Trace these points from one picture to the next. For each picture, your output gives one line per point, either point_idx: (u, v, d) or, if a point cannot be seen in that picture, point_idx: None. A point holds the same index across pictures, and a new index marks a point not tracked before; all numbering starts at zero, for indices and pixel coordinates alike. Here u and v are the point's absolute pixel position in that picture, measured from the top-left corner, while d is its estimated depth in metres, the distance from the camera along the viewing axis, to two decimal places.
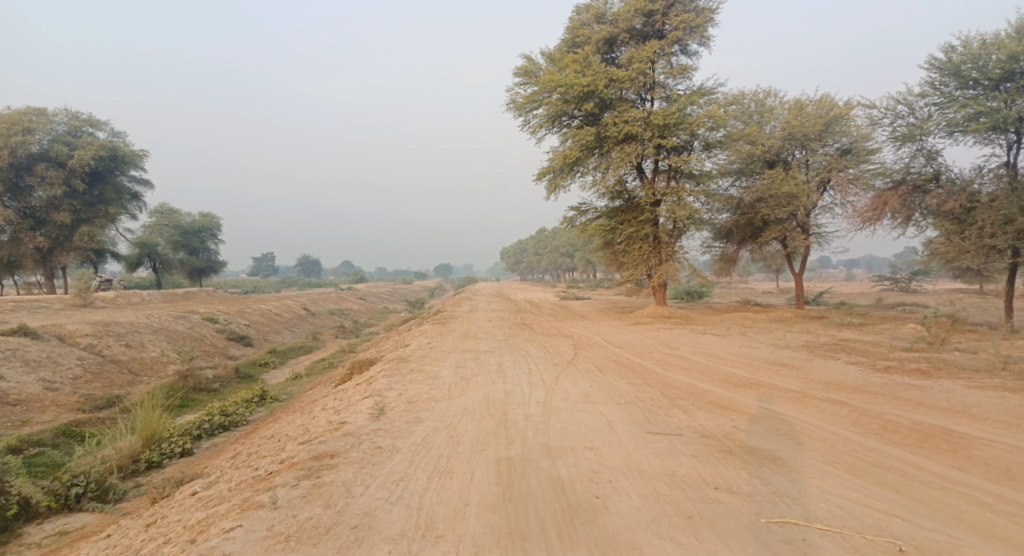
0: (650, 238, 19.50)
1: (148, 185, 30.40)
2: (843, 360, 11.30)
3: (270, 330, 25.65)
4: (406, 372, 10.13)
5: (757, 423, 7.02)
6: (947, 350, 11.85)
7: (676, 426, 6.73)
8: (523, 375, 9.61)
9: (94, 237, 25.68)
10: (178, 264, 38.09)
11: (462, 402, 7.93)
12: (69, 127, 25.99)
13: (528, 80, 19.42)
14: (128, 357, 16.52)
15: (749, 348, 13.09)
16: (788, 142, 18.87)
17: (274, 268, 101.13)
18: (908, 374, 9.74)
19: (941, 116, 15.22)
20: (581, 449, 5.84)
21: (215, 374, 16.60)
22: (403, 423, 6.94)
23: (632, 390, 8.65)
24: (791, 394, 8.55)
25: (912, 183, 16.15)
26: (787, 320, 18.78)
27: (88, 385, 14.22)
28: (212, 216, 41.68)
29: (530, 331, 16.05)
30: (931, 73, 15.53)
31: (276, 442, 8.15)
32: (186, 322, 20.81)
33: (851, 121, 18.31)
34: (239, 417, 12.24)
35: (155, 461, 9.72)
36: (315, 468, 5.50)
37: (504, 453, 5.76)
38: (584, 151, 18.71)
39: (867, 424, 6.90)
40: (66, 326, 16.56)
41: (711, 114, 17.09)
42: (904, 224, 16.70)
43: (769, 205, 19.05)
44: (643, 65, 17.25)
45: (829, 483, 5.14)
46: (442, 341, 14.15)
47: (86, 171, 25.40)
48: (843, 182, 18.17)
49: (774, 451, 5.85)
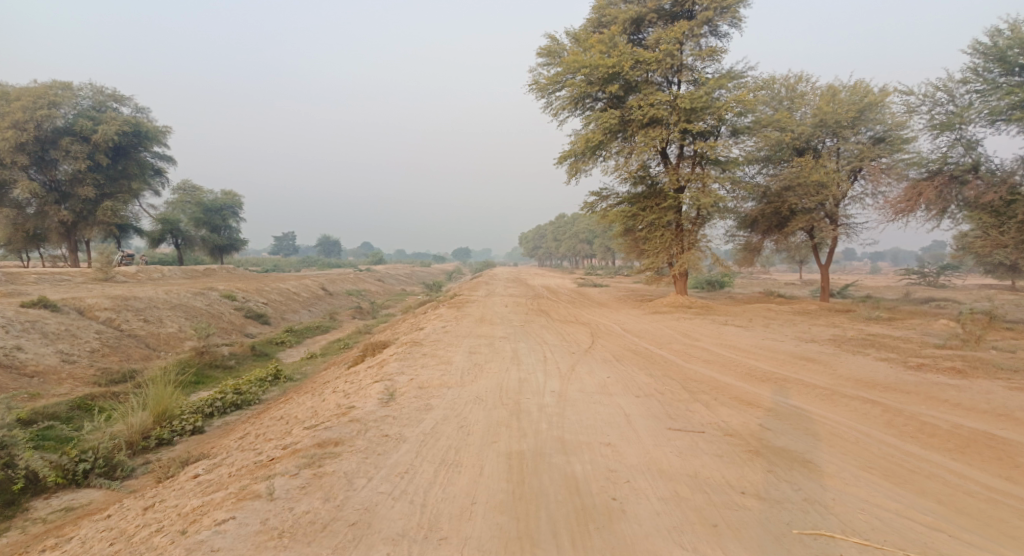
0: (672, 225, 18.98)
1: (171, 162, 30.47)
2: (872, 356, 10.80)
3: (288, 309, 25.68)
4: (418, 356, 9.88)
5: (784, 421, 6.63)
6: (983, 349, 11.26)
7: (698, 422, 6.37)
8: (539, 363, 9.28)
9: (117, 212, 25.81)
10: (200, 241, 38.35)
11: (474, 390, 7.65)
12: (94, 102, 26.01)
13: (552, 61, 18.89)
14: (146, 332, 16.54)
15: (774, 341, 12.62)
16: (819, 129, 18.11)
17: (294, 248, 102.08)
18: (943, 372, 9.22)
19: (983, 104, 14.41)
20: (597, 444, 5.51)
21: (231, 351, 16.56)
22: (412, 411, 6.68)
23: (651, 383, 8.29)
24: (819, 391, 8.12)
25: (949, 174, 15.36)
26: (811, 313, 18.20)
27: (105, 358, 14.24)
28: (234, 194, 41.81)
29: (547, 317, 15.71)
30: (975, 58, 14.70)
31: (284, 425, 7.96)
32: (204, 299, 20.84)
33: (886, 108, 17.52)
34: (252, 396, 12.13)
35: (166, 438, 9.62)
36: (317, 456, 5.27)
37: (516, 447, 5.46)
38: (607, 134, 18.18)
39: (902, 426, 6.47)
40: (87, 299, 16.62)
41: (740, 99, 16.44)
42: (939, 217, 15.95)
43: (797, 195, 18.38)
44: (670, 47, 16.63)
45: (865, 491, 4.75)
46: (457, 325, 13.89)
47: (110, 146, 25.45)
48: (875, 172, 17.41)
49: (804, 454, 5.46)
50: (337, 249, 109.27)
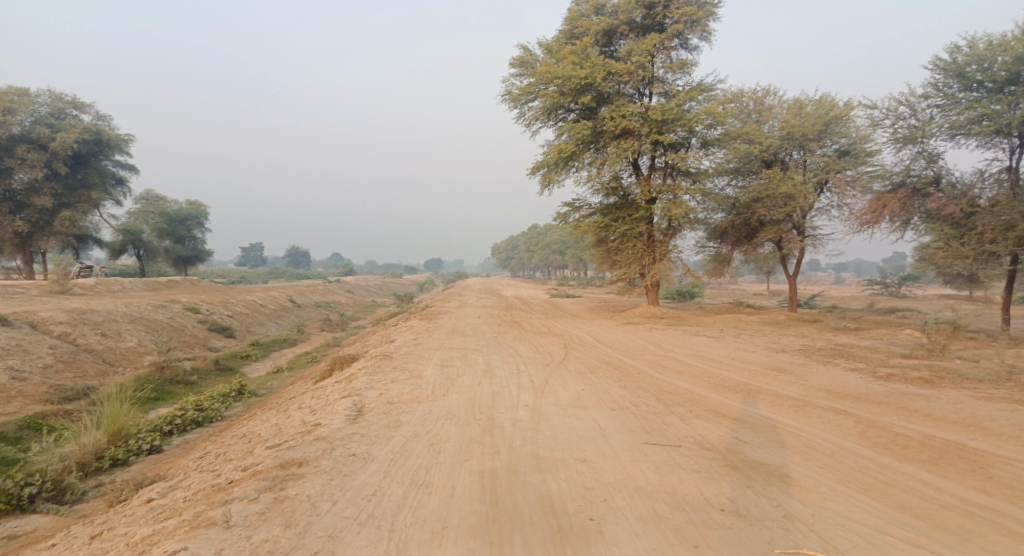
0: (644, 236, 19.07)
1: (134, 171, 29.55)
2: (842, 366, 10.91)
3: (255, 321, 25.00)
4: (388, 370, 9.61)
5: (760, 434, 6.58)
6: (948, 359, 11.49)
7: (674, 436, 6.28)
8: (512, 376, 9.11)
9: (76, 222, 24.85)
10: (164, 252, 37.23)
11: (446, 404, 7.43)
12: (52, 109, 25.11)
13: (525, 71, 18.90)
14: (103, 346, 15.84)
15: (745, 351, 12.69)
16: (786, 141, 18.45)
17: (262, 259, 100.11)
18: (911, 382, 9.36)
19: (944, 118, 14.85)
20: (572, 461, 5.36)
21: (194, 366, 15.97)
22: (380, 428, 6.43)
23: (625, 395, 8.19)
24: (793, 401, 8.13)
25: (912, 186, 15.78)
26: (780, 323, 18.44)
27: (58, 375, 13.54)
28: (200, 204, 40.78)
29: (520, 329, 15.56)
30: (935, 73, 15.19)
31: (246, 444, 7.60)
32: (166, 312, 20.13)
33: (850, 122, 17.97)
34: (214, 412, 11.65)
35: (121, 458, 9.12)
36: (279, 478, 4.99)
37: (489, 465, 5.27)
38: (579, 145, 18.21)
39: (875, 437, 6.49)
40: (40, 313, 15.86)
41: (711, 111, 16.66)
42: (902, 228, 16.35)
43: (766, 206, 18.67)
44: (642, 59, 16.78)
45: (844, 506, 4.69)
46: (428, 337, 13.64)
47: (70, 154, 24.55)
48: (840, 184, 17.79)
49: (781, 468, 5.40)
50: (307, 261, 107.50)
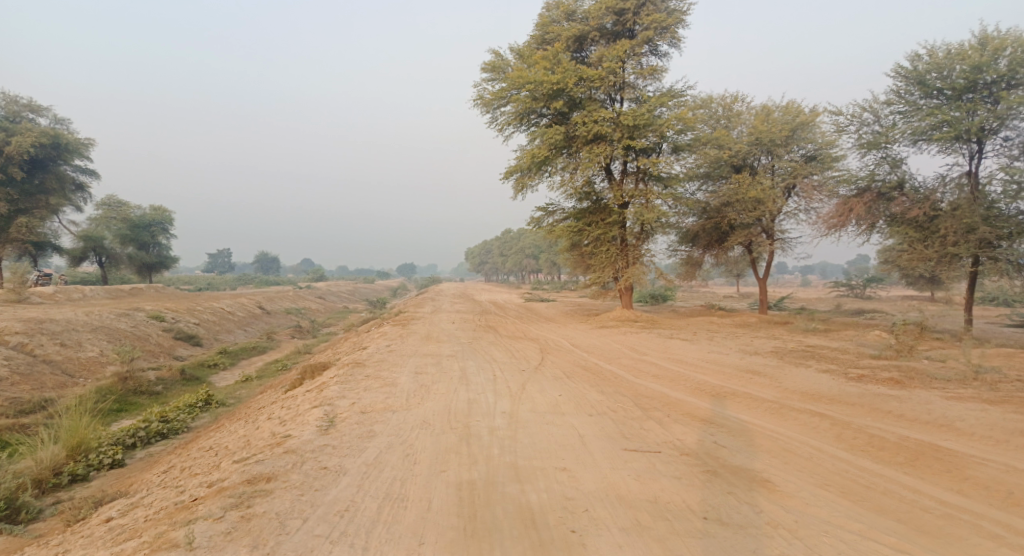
0: (617, 240, 19.14)
1: (95, 175, 28.58)
2: (814, 368, 11.05)
3: (222, 329, 24.35)
4: (361, 378, 9.37)
5: (738, 438, 6.57)
6: (915, 359, 11.73)
7: (652, 441, 6.22)
8: (488, 382, 8.97)
9: (33, 229, 23.90)
10: (127, 259, 36.09)
11: (421, 413, 7.25)
12: (7, 112, 24.14)
13: (496, 76, 18.82)
14: (62, 357, 15.19)
15: (719, 354, 12.77)
16: (754, 147, 18.70)
17: (229, 265, 98.01)
18: (882, 383, 9.50)
19: (906, 124, 15.22)
20: (551, 470, 5.25)
21: (158, 376, 15.41)
22: (353, 439, 6.22)
23: (603, 400, 8.12)
24: (768, 404, 8.17)
25: (877, 190, 16.15)
26: (752, 325, 18.66)
27: (14, 387, 12.91)
28: (164, 210, 39.69)
29: (495, 334, 15.41)
30: (897, 81, 15.58)
31: (212, 457, 7.29)
32: (129, 320, 19.44)
33: (816, 128, 18.34)
34: (179, 424, 11.21)
35: (80, 474, 8.68)
36: (246, 495, 4.76)
37: (466, 476, 5.12)
38: (552, 150, 18.20)
39: (851, 440, 6.55)
40: None
41: (681, 117, 16.80)
42: (868, 231, 16.71)
43: (736, 210, 18.91)
44: (613, 64, 16.86)
45: (826, 511, 4.69)
46: (401, 343, 13.40)
47: (26, 159, 23.61)
48: (808, 188, 18.11)
49: (762, 473, 5.39)
50: (276, 267, 105.60)
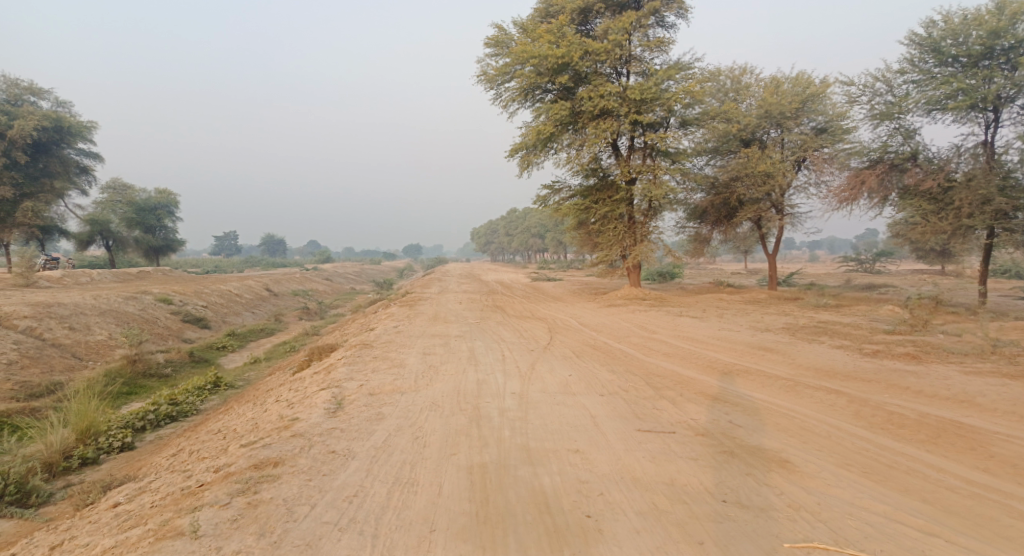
0: (625, 217, 18.87)
1: (98, 159, 28.42)
2: (827, 344, 10.86)
3: (230, 312, 24.36)
4: (368, 359, 9.26)
5: (754, 416, 6.44)
6: (930, 334, 11.52)
7: (666, 421, 6.10)
8: (497, 363, 8.84)
9: (39, 214, 23.84)
10: (134, 242, 36.11)
11: (430, 395, 7.14)
12: (8, 95, 23.92)
13: (500, 51, 18.42)
14: (71, 341, 15.19)
15: (730, 331, 12.59)
16: (764, 120, 18.28)
17: (236, 248, 98.16)
18: (898, 358, 9.32)
19: (920, 94, 14.79)
20: (564, 452, 5.13)
21: (167, 358, 15.41)
22: (362, 422, 6.12)
23: (614, 379, 8.00)
24: (783, 382, 8.01)
25: (890, 162, 15.75)
26: (762, 302, 18.43)
27: (24, 371, 12.92)
28: (169, 193, 39.55)
29: (503, 314, 15.27)
30: (911, 49, 15.11)
31: (221, 441, 7.22)
32: (137, 303, 19.43)
33: (827, 99, 17.89)
34: (189, 407, 11.18)
35: (90, 458, 8.64)
36: (252, 480, 4.67)
37: (477, 459, 5.01)
38: (558, 126, 17.85)
39: (869, 417, 6.41)
40: (3, 308, 15.13)
41: (690, 90, 16.40)
42: (880, 204, 16.36)
43: (745, 185, 18.56)
44: (619, 37, 16.42)
45: (849, 492, 4.58)
46: (409, 324, 13.30)
47: (29, 143, 23.45)
48: (818, 161, 17.71)
49: (780, 452, 5.27)
50: (282, 249, 105.66)
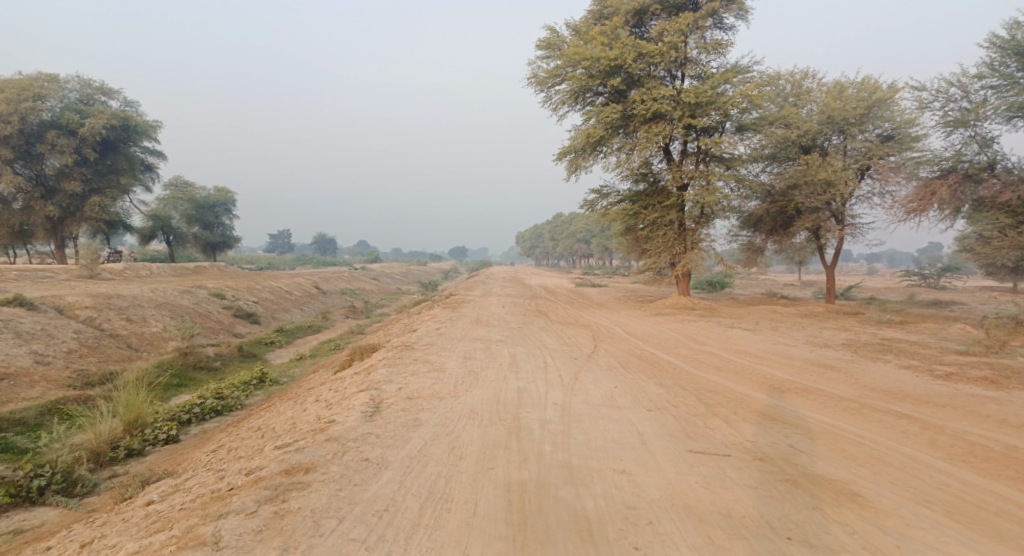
0: (675, 224, 18.23)
1: (162, 157, 29.57)
2: (893, 363, 10.07)
3: (279, 308, 24.86)
4: (408, 362, 9.08)
5: (816, 441, 5.92)
6: (1010, 357, 10.55)
7: (720, 443, 5.65)
8: (538, 371, 8.51)
9: (105, 208, 24.90)
10: (192, 238, 37.42)
11: (468, 402, 6.88)
12: (81, 95, 25.12)
13: (552, 53, 18.14)
14: (128, 332, 15.68)
15: (785, 346, 11.88)
16: (826, 126, 17.36)
17: (289, 246, 101.23)
18: (975, 382, 8.51)
19: (1000, 100, 13.72)
20: (609, 472, 4.78)
21: (216, 352, 15.74)
22: (398, 428, 5.91)
23: (663, 394, 7.55)
24: (847, 403, 7.40)
25: (964, 172, 14.63)
26: (819, 315, 17.47)
27: (82, 359, 13.38)
28: (228, 191, 40.85)
29: (546, 319, 14.93)
30: (991, 51, 14.02)
31: (258, 440, 7.16)
32: (192, 297, 20.00)
33: (895, 105, 16.84)
34: (233, 401, 11.29)
35: (136, 449, 8.77)
36: (281, 487, 4.53)
37: (515, 476, 4.72)
38: (608, 129, 17.42)
39: (948, 448, 5.80)
40: (67, 297, 15.77)
41: (748, 93, 15.70)
42: (952, 216, 15.24)
43: (803, 193, 17.62)
44: (675, 38, 15.87)
45: (932, 535, 4.11)
46: (451, 327, 13.12)
47: (98, 140, 24.55)
48: (884, 170, 16.66)
49: (849, 484, 4.77)
50: (331, 248, 108.21)
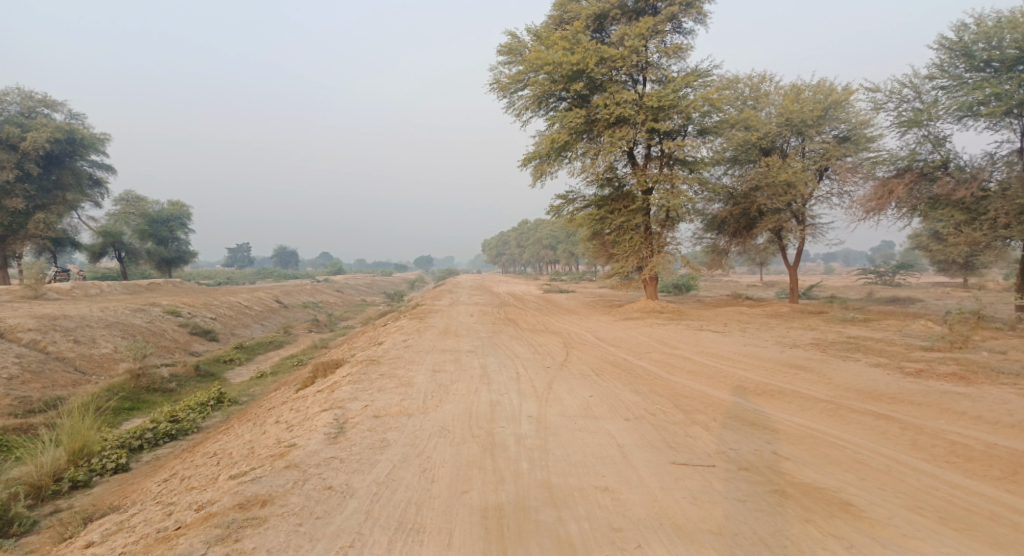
0: (641, 227, 18.20)
1: (111, 170, 28.34)
2: (863, 361, 10.09)
3: (239, 324, 23.94)
4: (374, 377, 8.65)
5: (800, 446, 5.77)
6: (973, 352, 10.71)
7: (703, 452, 5.45)
8: (511, 382, 8.19)
9: (50, 225, 23.64)
10: (146, 254, 35.93)
11: (438, 418, 6.52)
12: (22, 107, 23.85)
13: (513, 59, 17.98)
14: (75, 354, 14.77)
15: (756, 347, 11.84)
16: (784, 128, 17.61)
17: (249, 259, 98.80)
18: (944, 378, 8.56)
19: (950, 100, 14.07)
20: (592, 491, 4.54)
21: (172, 372, 14.92)
22: (364, 450, 5.53)
23: (639, 401, 7.33)
24: (824, 405, 7.30)
25: (919, 171, 14.98)
26: (785, 315, 17.64)
27: (24, 386, 12.48)
28: (182, 204, 39.44)
29: (516, 327, 14.64)
30: (940, 53, 14.42)
31: (213, 467, 6.64)
32: (145, 315, 19.05)
33: (850, 107, 17.21)
34: (189, 424, 10.63)
35: (81, 481, 8.09)
36: (234, 525, 4.16)
37: (491, 500, 4.44)
38: (572, 134, 17.31)
39: (930, 448, 5.73)
40: (8, 320, 14.79)
41: (709, 97, 15.81)
42: (909, 215, 15.55)
43: (765, 195, 17.78)
44: (636, 43, 15.88)
45: (931, 545, 4.04)
46: (418, 338, 12.71)
47: (42, 154, 23.32)
48: (842, 171, 17.02)
49: (839, 493, 4.68)
50: (293, 261, 105.91)
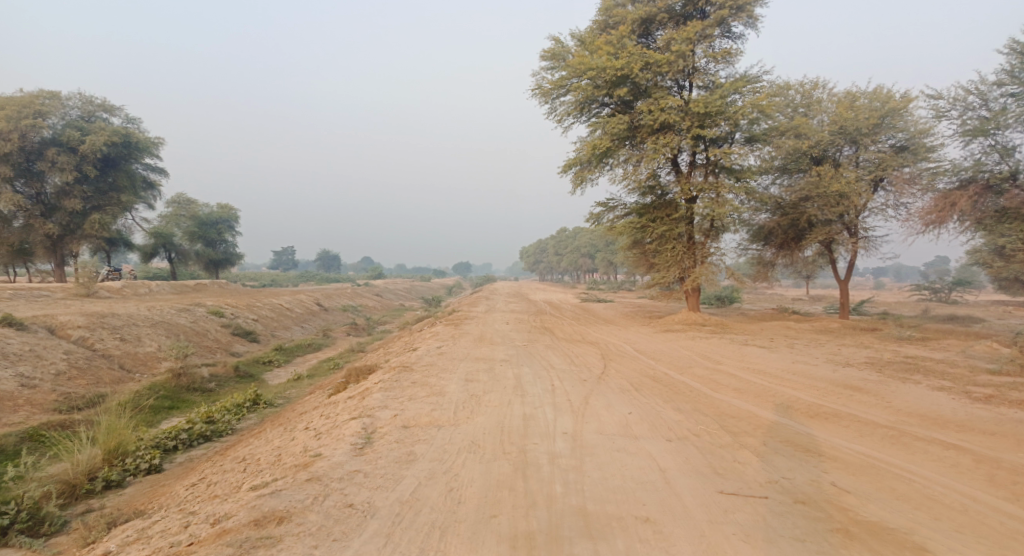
0: (684, 237, 17.61)
1: (164, 174, 29.23)
2: (925, 384, 9.34)
3: (279, 326, 24.24)
4: (406, 385, 8.42)
5: (861, 476, 5.27)
6: None
7: (753, 480, 5.00)
8: (546, 394, 7.84)
9: (105, 226, 24.47)
10: (194, 255, 36.97)
11: (468, 432, 6.22)
12: (82, 112, 24.81)
13: (556, 64, 17.70)
14: (121, 352, 15.09)
15: (806, 365, 11.14)
16: (838, 136, 16.75)
17: (293, 262, 101.39)
18: (1018, 406, 7.80)
19: (1021, 107, 13.10)
20: (632, 522, 4.28)
21: (212, 372, 15.10)
22: (390, 464, 5.28)
23: (683, 420, 6.88)
24: (886, 430, 6.69)
25: (985, 182, 13.99)
26: (835, 331, 16.75)
27: (71, 382, 12.76)
28: (230, 208, 40.49)
29: (552, 336, 14.26)
30: (1010, 58, 13.47)
31: (240, 474, 6.50)
32: (189, 315, 19.42)
33: (909, 114, 16.27)
34: (224, 426, 10.63)
35: (115, 480, 8.12)
36: (248, 544, 4.03)
37: (522, 527, 4.21)
38: (614, 140, 16.89)
39: (1011, 485, 5.15)
40: (60, 316, 15.24)
41: (759, 103, 15.18)
42: (973, 229, 14.54)
43: (816, 206, 16.95)
44: (683, 47, 15.36)
45: None
46: (453, 345, 12.48)
47: (99, 157, 24.16)
48: (899, 181, 16.10)
49: (910, 535, 4.31)
50: (334, 265, 107.99)
